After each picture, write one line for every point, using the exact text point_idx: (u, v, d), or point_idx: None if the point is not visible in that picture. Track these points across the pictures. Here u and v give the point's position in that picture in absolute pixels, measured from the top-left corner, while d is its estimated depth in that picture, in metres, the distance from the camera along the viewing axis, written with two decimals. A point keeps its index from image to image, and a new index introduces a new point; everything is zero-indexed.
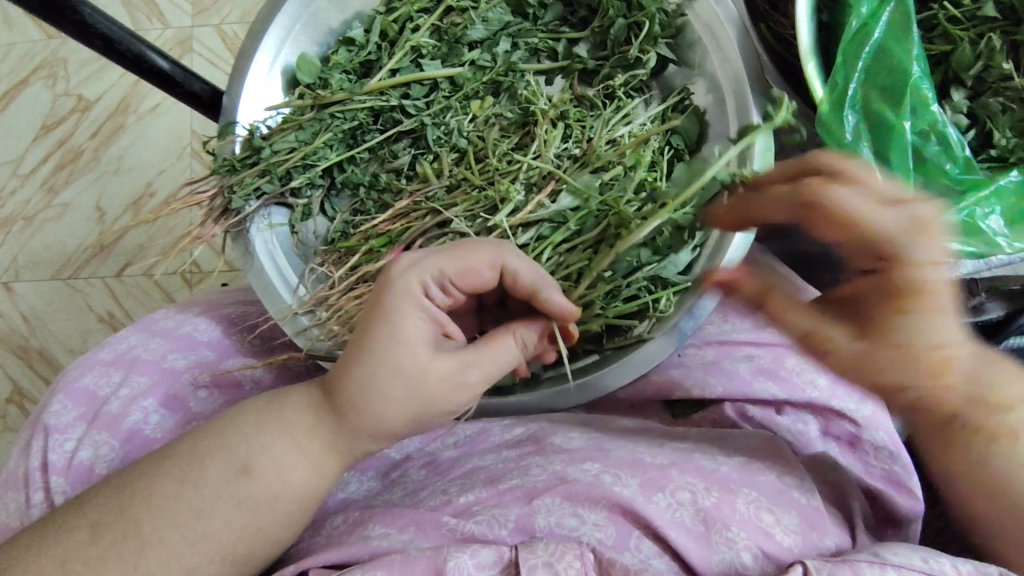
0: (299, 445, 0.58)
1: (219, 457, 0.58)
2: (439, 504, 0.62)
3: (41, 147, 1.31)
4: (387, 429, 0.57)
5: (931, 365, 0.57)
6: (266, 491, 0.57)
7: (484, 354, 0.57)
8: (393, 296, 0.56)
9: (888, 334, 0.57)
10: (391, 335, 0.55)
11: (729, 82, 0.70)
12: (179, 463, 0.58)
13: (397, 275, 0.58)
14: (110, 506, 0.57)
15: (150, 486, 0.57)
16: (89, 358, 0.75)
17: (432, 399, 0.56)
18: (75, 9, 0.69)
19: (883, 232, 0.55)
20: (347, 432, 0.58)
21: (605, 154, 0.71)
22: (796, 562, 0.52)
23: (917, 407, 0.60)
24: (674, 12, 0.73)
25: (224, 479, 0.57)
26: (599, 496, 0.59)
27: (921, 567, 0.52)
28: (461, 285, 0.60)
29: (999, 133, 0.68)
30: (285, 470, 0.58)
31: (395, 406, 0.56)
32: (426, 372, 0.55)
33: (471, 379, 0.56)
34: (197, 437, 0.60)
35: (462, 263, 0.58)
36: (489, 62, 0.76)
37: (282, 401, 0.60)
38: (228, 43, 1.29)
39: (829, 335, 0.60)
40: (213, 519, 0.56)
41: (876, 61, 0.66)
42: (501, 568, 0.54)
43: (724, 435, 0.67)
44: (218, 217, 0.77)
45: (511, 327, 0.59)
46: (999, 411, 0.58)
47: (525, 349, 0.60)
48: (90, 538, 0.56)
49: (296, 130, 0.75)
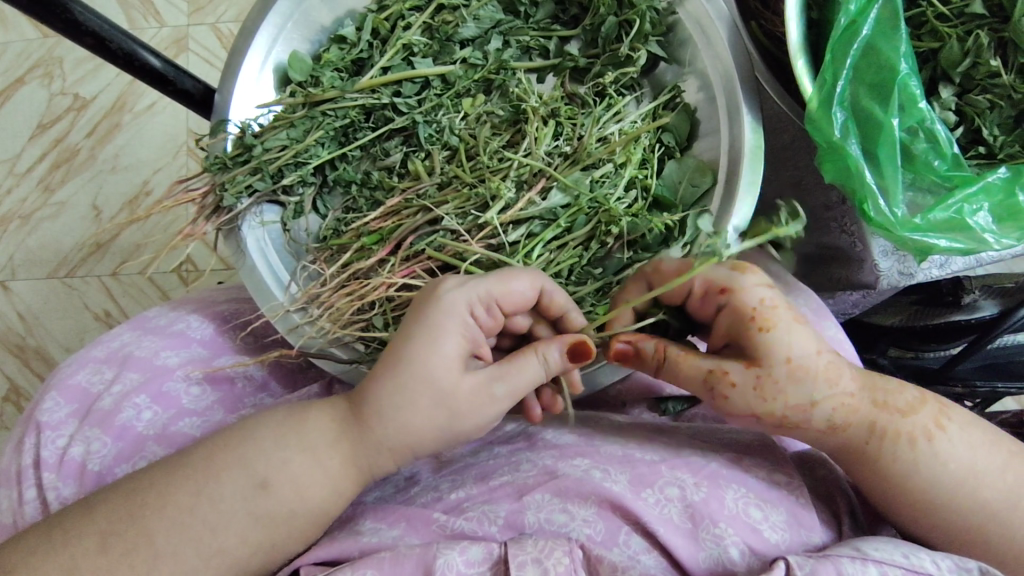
0: (320, 462, 0.58)
1: (236, 469, 0.57)
2: (429, 501, 0.62)
3: (36, 146, 1.31)
4: (412, 439, 0.58)
5: (819, 380, 0.58)
6: (280, 507, 0.57)
7: (510, 371, 0.58)
8: (436, 311, 0.58)
9: (762, 364, 0.57)
10: (429, 348, 0.57)
11: (719, 78, 0.69)
12: (193, 473, 0.57)
13: (445, 293, 0.59)
14: (122, 513, 0.56)
15: (163, 493, 0.57)
16: (82, 356, 0.75)
17: (458, 414, 0.57)
18: (67, 7, 0.69)
19: (705, 284, 0.60)
20: (368, 442, 0.58)
21: (596, 152, 0.71)
22: (779, 558, 0.53)
23: (840, 429, 0.59)
24: (665, 10, 0.73)
25: (241, 493, 0.57)
26: (588, 493, 0.59)
27: (904, 563, 0.52)
28: (505, 306, 0.61)
29: (986, 129, 0.68)
30: (301, 485, 0.57)
31: (421, 417, 0.57)
32: (454, 390, 0.57)
33: (496, 394, 0.58)
34: (214, 446, 0.59)
35: (506, 286, 0.60)
36: (480, 60, 0.77)
37: (300, 420, 0.60)
38: (223, 42, 1.30)
39: (734, 376, 0.58)
40: (228, 533, 0.56)
41: (865, 59, 0.67)
42: (490, 565, 0.54)
43: (714, 431, 0.67)
44: (210, 214, 0.77)
45: (536, 345, 0.59)
46: (898, 415, 0.59)
47: (549, 369, 0.59)
48: (100, 546, 0.55)
49: (286, 127, 0.75)
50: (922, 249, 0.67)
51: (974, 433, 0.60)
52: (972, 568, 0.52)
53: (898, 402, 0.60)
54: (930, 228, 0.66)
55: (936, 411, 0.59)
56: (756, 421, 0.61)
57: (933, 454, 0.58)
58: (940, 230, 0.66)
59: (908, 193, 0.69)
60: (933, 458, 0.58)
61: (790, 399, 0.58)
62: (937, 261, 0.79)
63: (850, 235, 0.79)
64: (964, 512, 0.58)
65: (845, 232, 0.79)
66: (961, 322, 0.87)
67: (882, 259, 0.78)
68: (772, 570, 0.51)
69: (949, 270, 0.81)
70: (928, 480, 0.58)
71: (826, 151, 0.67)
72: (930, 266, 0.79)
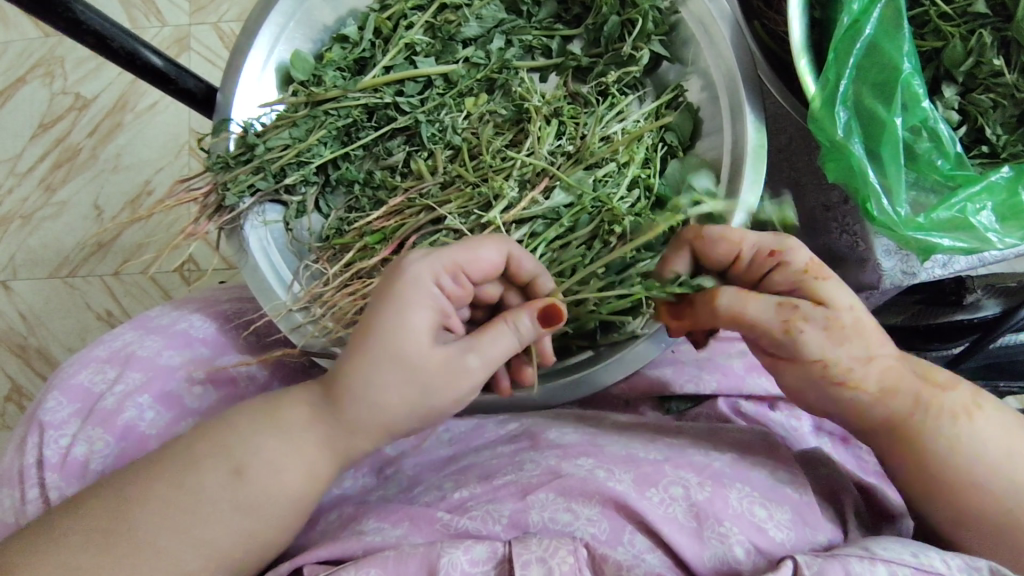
0: (295, 445, 0.58)
1: (218, 459, 0.58)
2: (433, 500, 0.62)
3: (38, 146, 1.31)
4: (388, 417, 0.57)
5: (866, 340, 0.59)
6: (262, 495, 0.57)
7: (483, 341, 0.57)
8: (403, 285, 0.57)
9: (828, 303, 0.58)
10: (397, 321, 0.56)
11: (722, 78, 0.69)
12: (176, 466, 0.58)
13: (410, 265, 0.58)
14: (109, 511, 0.56)
15: (145, 489, 0.57)
16: (84, 356, 0.75)
17: (432, 389, 0.56)
18: (69, 7, 0.69)
19: (756, 245, 0.61)
20: (343, 427, 0.58)
21: (599, 151, 0.71)
22: (786, 557, 0.53)
23: (889, 395, 0.59)
24: (668, 9, 0.73)
25: (221, 483, 0.57)
26: (593, 492, 0.59)
27: (911, 562, 0.52)
28: (473, 273, 0.60)
29: (990, 128, 0.68)
30: (279, 472, 0.57)
31: (394, 393, 0.56)
32: (426, 364, 0.56)
33: (472, 365, 0.57)
34: (196, 438, 0.59)
35: (472, 253, 0.59)
36: (483, 59, 0.76)
37: (276, 408, 0.60)
38: (225, 41, 1.29)
39: (805, 311, 0.58)
40: (210, 523, 0.56)
41: (868, 58, 0.67)
42: (495, 564, 0.54)
43: (717, 430, 0.67)
44: (212, 213, 0.77)
45: (506, 314, 0.58)
46: (940, 390, 0.59)
47: (522, 338, 0.58)
48: (91, 545, 0.55)
49: (289, 127, 0.75)
50: (925, 248, 0.66)
51: (1008, 423, 0.59)
52: (982, 567, 0.52)
53: (940, 378, 0.60)
54: (932, 227, 0.66)
55: (974, 393, 0.60)
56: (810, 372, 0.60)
57: (972, 433, 0.58)
58: (943, 229, 0.66)
59: (910, 193, 0.69)
60: (967, 438, 0.58)
61: (848, 349, 0.58)
62: (941, 260, 0.79)
63: (851, 234, 0.79)
64: (996, 501, 0.57)
65: (846, 232, 0.79)
66: (963, 322, 0.87)
67: (885, 258, 0.78)
68: (778, 568, 0.51)
69: (953, 270, 0.81)
70: (963, 460, 0.57)
71: (829, 151, 0.67)
72: (934, 265, 0.79)
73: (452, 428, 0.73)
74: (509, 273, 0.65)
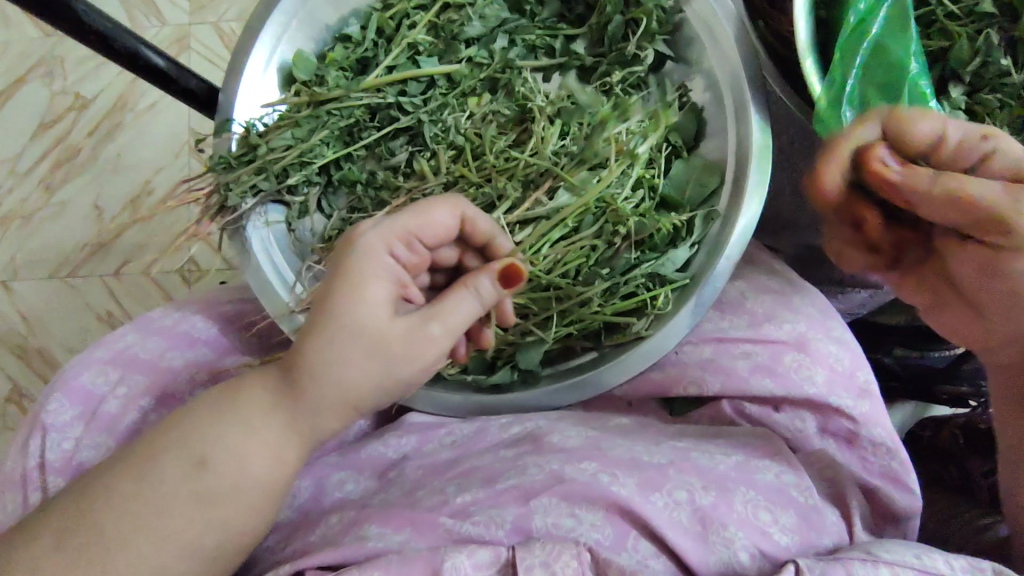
0: (255, 430, 0.57)
1: (174, 451, 0.57)
2: (435, 504, 0.61)
3: (38, 145, 1.31)
4: (351, 393, 0.56)
5: None
6: (224, 482, 0.56)
7: (445, 308, 0.56)
8: (353, 258, 0.58)
9: None
10: (353, 295, 0.56)
11: (727, 79, 0.68)
12: (135, 462, 0.57)
13: (361, 238, 0.59)
14: (74, 510, 0.55)
15: (110, 487, 0.56)
16: (85, 356, 0.73)
17: (394, 360, 0.56)
18: (70, 7, 0.69)
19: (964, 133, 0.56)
20: (305, 411, 0.57)
21: (602, 151, 0.69)
22: (789, 561, 0.53)
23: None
24: (673, 8, 0.72)
25: (180, 475, 0.56)
26: (596, 497, 0.58)
27: (918, 565, 0.52)
28: (426, 239, 0.62)
29: (997, 129, 0.67)
30: (241, 458, 0.56)
31: (355, 368, 0.56)
32: (385, 331, 0.56)
33: (434, 333, 0.56)
34: (158, 433, 0.58)
35: (426, 218, 0.61)
36: (486, 58, 0.76)
37: (234, 395, 0.58)
38: (225, 40, 1.29)
39: None
40: (175, 515, 0.55)
41: (875, 55, 0.66)
42: (498, 567, 0.54)
43: (720, 432, 0.67)
44: (214, 213, 0.75)
45: (464, 280, 0.58)
46: None
47: (483, 301, 0.58)
48: (57, 544, 0.54)
49: (291, 127, 0.75)
50: None
51: None
52: (987, 569, 0.52)
53: None
54: None
55: None
56: (999, 263, 0.57)
57: None
58: None
59: None
60: None
61: None
62: None
63: None
64: None
65: None
66: None
67: None
68: (780, 572, 0.52)
69: None
70: None
71: None
72: None
73: (455, 432, 0.73)
74: (466, 237, 0.66)
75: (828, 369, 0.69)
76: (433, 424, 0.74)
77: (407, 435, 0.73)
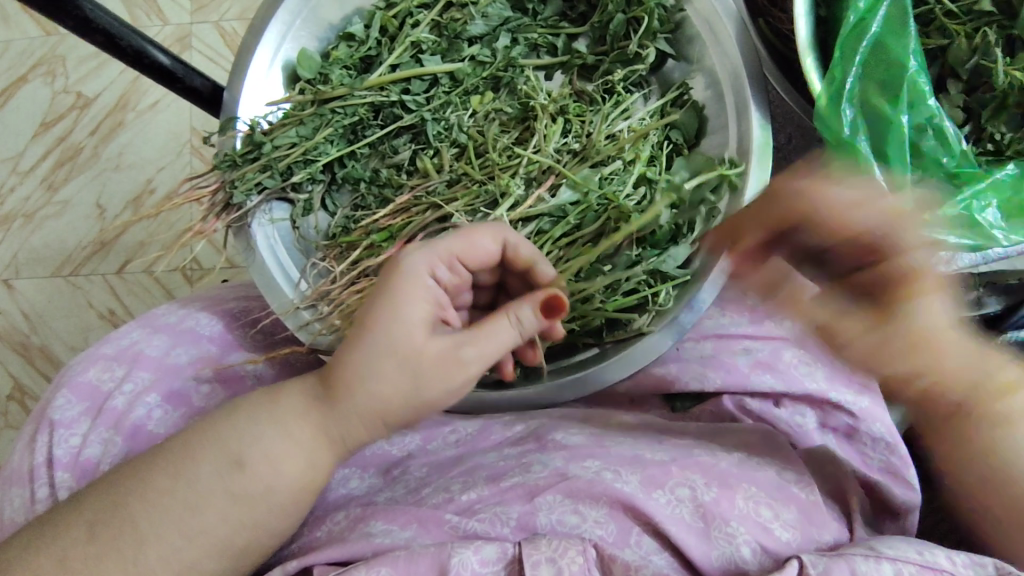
0: (288, 433, 0.58)
1: (212, 450, 0.57)
2: (440, 502, 0.62)
3: (39, 144, 1.31)
4: (380, 408, 0.57)
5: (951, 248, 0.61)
6: (258, 483, 0.57)
7: (483, 334, 0.56)
8: (400, 275, 0.59)
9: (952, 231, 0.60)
10: (394, 314, 0.57)
11: (728, 77, 0.69)
12: (169, 459, 0.57)
13: (407, 259, 0.61)
14: (106, 503, 0.56)
15: (144, 481, 0.57)
16: (91, 353, 0.74)
17: (423, 378, 0.56)
18: (77, 5, 0.70)
19: None
20: (338, 418, 0.57)
21: (604, 149, 0.72)
22: (792, 557, 0.54)
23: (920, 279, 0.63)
24: (674, 7, 0.73)
25: (216, 474, 0.56)
26: (599, 494, 0.59)
27: (916, 559, 0.53)
28: (466, 262, 0.64)
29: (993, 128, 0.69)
30: (275, 461, 0.57)
31: (386, 382, 0.56)
32: (419, 350, 0.56)
33: (466, 357, 0.56)
34: (192, 434, 0.59)
35: (471, 244, 0.63)
36: (489, 57, 0.77)
37: (272, 398, 0.59)
38: (227, 40, 1.29)
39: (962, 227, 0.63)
40: (208, 513, 0.56)
41: (874, 53, 0.67)
42: (504, 564, 0.55)
43: (720, 431, 0.68)
44: (219, 211, 0.77)
45: (508, 308, 0.57)
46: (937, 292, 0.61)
47: (523, 331, 0.57)
48: (88, 536, 0.55)
49: (296, 125, 0.75)
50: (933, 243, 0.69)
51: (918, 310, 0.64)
52: (987, 564, 0.53)
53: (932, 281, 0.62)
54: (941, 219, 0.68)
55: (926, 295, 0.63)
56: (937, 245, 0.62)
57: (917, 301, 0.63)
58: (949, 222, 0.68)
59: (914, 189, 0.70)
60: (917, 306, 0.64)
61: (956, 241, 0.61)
62: None
63: None
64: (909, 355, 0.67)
65: None
66: None
67: None
68: (785, 568, 0.53)
69: None
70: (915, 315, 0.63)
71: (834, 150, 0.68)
72: None
73: (458, 430, 0.73)
74: (507, 261, 0.67)
75: (829, 366, 0.71)
76: (438, 422, 0.75)
77: (412, 432, 0.74)
